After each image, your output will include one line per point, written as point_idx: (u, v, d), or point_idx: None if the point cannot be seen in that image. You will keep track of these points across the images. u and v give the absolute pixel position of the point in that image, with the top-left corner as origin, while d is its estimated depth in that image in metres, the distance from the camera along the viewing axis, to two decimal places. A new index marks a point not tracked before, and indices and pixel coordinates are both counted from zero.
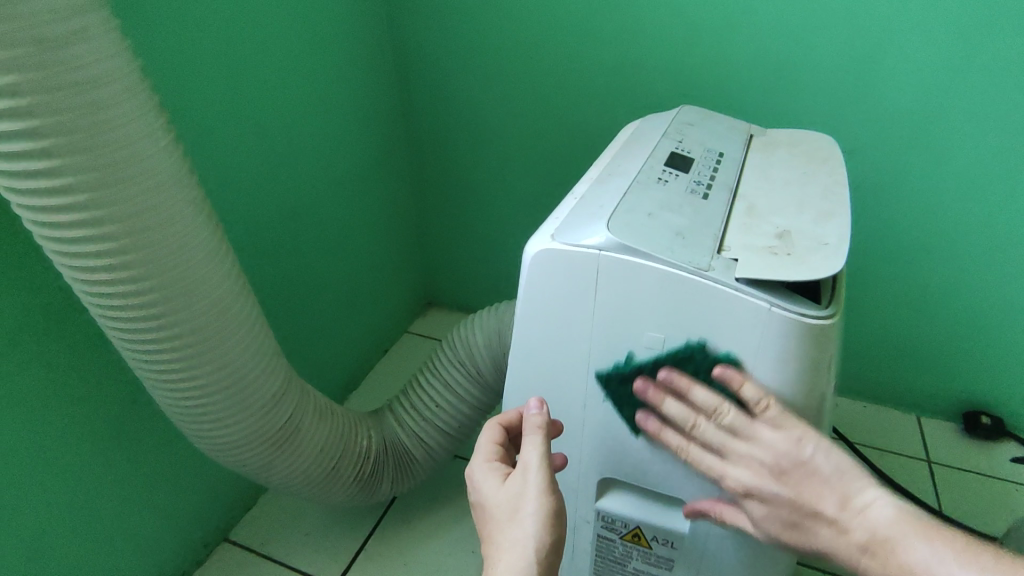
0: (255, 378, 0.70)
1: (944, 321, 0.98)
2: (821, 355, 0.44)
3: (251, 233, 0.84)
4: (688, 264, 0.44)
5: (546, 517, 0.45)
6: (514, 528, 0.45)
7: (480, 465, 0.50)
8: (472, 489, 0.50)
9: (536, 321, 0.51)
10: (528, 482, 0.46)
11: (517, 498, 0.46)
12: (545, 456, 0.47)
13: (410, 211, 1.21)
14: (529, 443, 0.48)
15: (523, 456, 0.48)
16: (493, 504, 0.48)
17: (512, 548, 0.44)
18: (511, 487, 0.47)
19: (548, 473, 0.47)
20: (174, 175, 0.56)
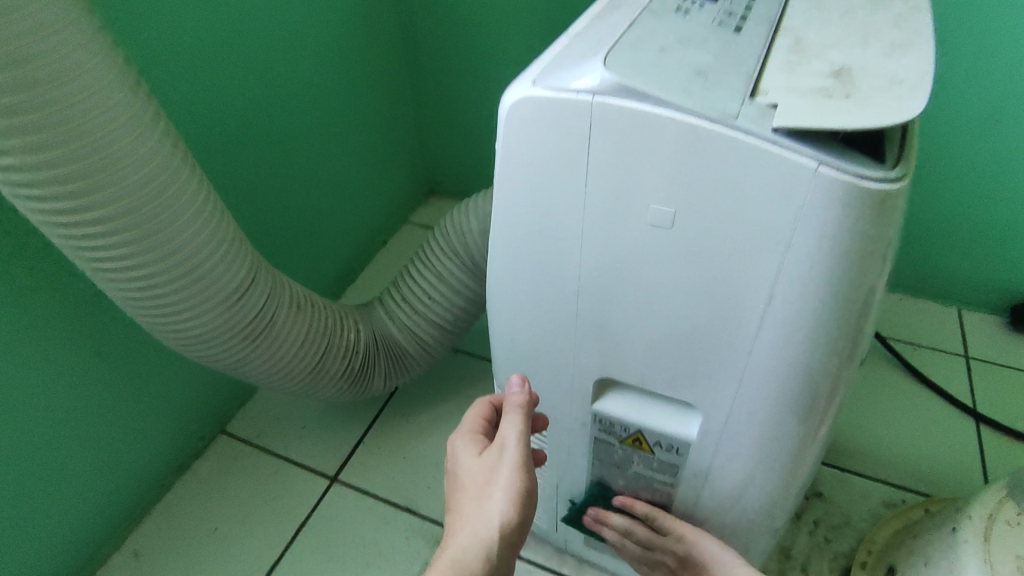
0: (215, 265, 0.62)
1: (1008, 202, 0.85)
2: (880, 226, 0.34)
3: (209, 102, 0.73)
4: (712, 111, 0.33)
5: (515, 496, 0.47)
6: (484, 501, 0.48)
7: (463, 433, 0.52)
8: (452, 454, 0.53)
9: (518, 195, 0.41)
10: (502, 461, 0.49)
11: (491, 474, 0.49)
12: (523, 437, 0.48)
13: (402, 84, 1.08)
14: (508, 422, 0.49)
15: (502, 433, 0.49)
16: (467, 473, 0.50)
17: (479, 520, 0.48)
18: (487, 461, 0.50)
19: (523, 453, 0.49)
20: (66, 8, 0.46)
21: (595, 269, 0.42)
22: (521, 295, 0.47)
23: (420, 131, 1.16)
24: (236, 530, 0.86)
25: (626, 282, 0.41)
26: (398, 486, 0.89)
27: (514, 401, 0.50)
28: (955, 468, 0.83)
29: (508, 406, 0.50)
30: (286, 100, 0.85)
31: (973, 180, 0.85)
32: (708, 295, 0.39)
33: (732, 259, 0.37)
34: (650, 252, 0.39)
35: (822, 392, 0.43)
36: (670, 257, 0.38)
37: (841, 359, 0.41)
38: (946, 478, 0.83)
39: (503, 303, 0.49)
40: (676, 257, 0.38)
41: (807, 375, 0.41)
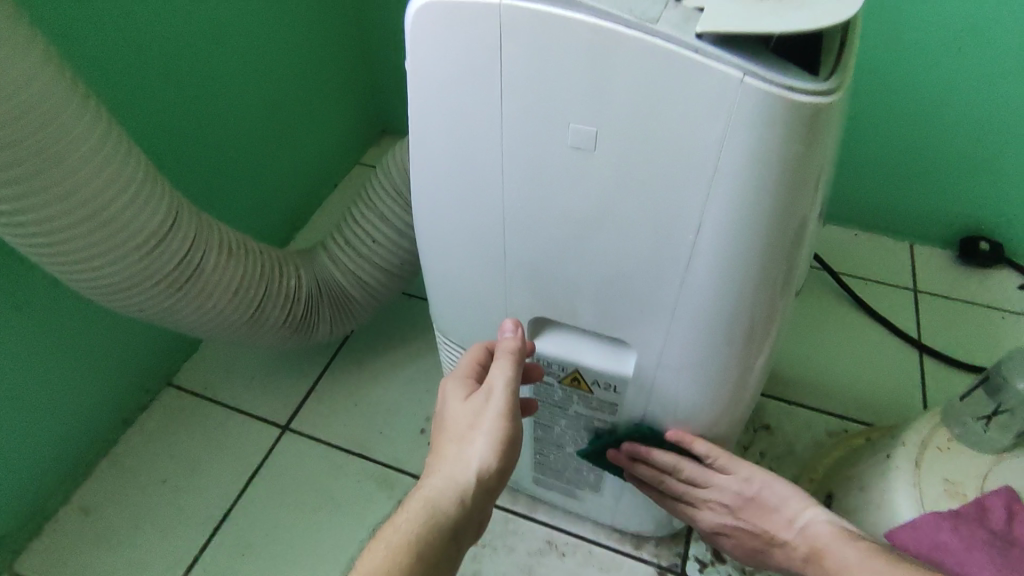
0: (125, 207, 0.58)
1: (961, 128, 0.85)
2: (812, 143, 0.31)
3: (121, 17, 0.66)
4: (629, 16, 0.30)
5: (498, 444, 0.44)
6: (464, 444, 0.45)
7: (451, 377, 0.49)
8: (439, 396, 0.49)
9: (432, 118, 0.38)
10: (486, 406, 0.45)
11: (474, 418, 0.45)
12: (512, 383, 0.45)
13: (346, 9, 1.01)
14: (497, 367, 0.46)
15: (490, 379, 0.45)
16: (449, 415, 0.47)
17: (457, 465, 0.44)
18: (472, 405, 0.46)
19: (512, 400, 0.45)
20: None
21: (519, 197, 0.39)
22: (447, 229, 0.44)
23: (366, 63, 1.09)
24: (185, 481, 0.83)
25: (551, 212, 0.39)
26: (349, 432, 0.88)
27: (505, 346, 0.46)
28: (899, 398, 0.85)
29: (499, 352, 0.46)
30: (214, 20, 0.77)
31: (928, 104, 0.84)
32: (637, 222, 0.37)
33: (659, 184, 0.34)
34: (573, 177, 0.36)
35: (758, 323, 0.41)
36: (594, 184, 0.36)
37: (776, 287, 0.39)
38: (889, 407, 0.84)
39: (431, 237, 0.46)
40: (600, 183, 0.35)
41: (743, 306, 0.40)
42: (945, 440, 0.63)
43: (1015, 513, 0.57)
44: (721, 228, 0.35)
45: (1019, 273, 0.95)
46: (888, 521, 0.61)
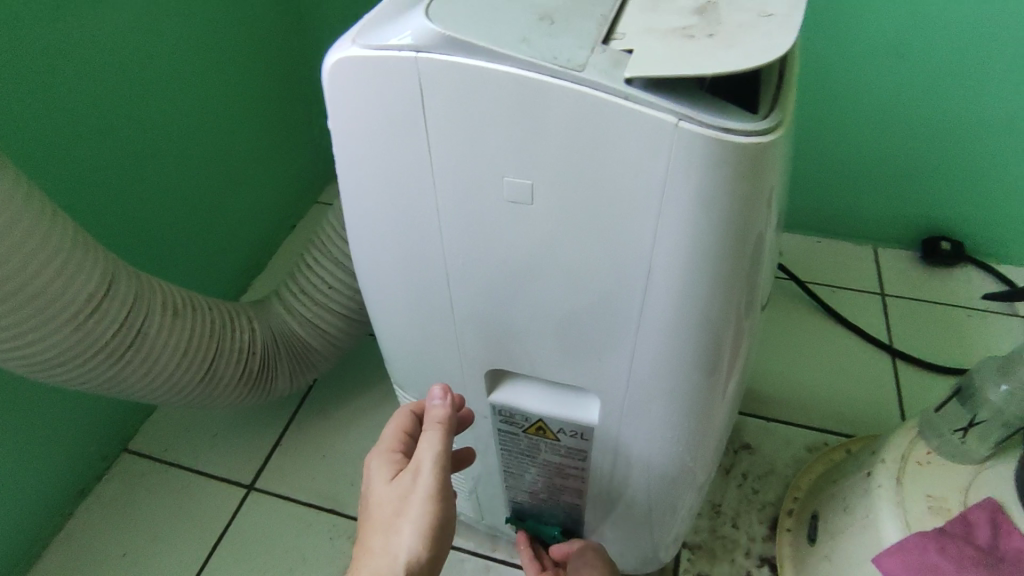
0: (50, 281, 0.54)
1: (909, 131, 0.86)
2: (757, 181, 0.30)
3: (40, 69, 0.63)
4: (552, 64, 0.28)
5: (427, 531, 0.41)
6: (391, 535, 0.42)
7: (378, 455, 0.46)
8: (366, 476, 0.47)
9: (361, 174, 0.35)
10: (415, 488, 0.43)
11: (401, 503, 0.43)
12: (440, 461, 0.42)
13: (291, 47, 0.99)
14: (426, 441, 0.43)
15: (419, 455, 0.43)
16: (376, 499, 0.44)
17: (383, 557, 0.42)
18: (399, 487, 0.43)
19: (442, 480, 0.42)
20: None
21: (460, 248, 0.37)
22: (391, 286, 0.42)
23: (317, 100, 1.06)
24: (145, 556, 0.78)
25: (495, 264, 0.36)
26: (318, 487, 0.84)
27: (434, 416, 0.44)
28: (875, 406, 0.84)
29: (429, 422, 0.44)
30: (145, 66, 0.75)
31: (874, 109, 0.85)
32: (585, 272, 0.35)
33: (599, 230, 0.32)
34: (512, 228, 0.34)
35: (723, 358, 0.39)
36: (535, 231, 0.34)
37: (737, 325, 0.38)
38: (867, 417, 0.84)
39: (375, 291, 0.44)
40: (541, 230, 0.33)
41: (705, 347, 0.38)
42: (923, 451, 0.61)
43: (1003, 525, 0.55)
44: (671, 272, 0.33)
45: (981, 271, 0.96)
46: (875, 543, 0.59)
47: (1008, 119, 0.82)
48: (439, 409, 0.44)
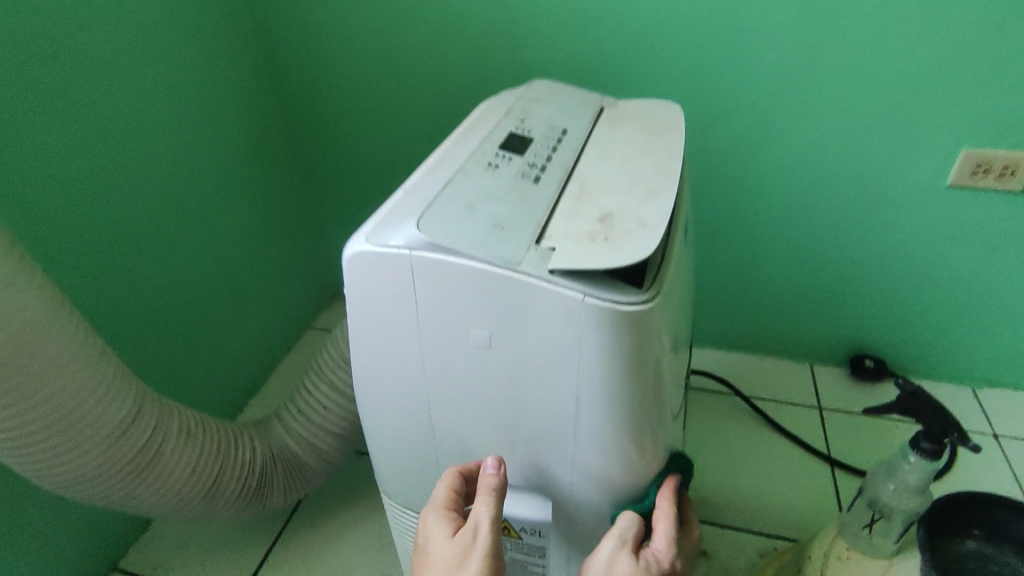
0: (92, 408, 0.64)
1: (822, 270, 1.02)
2: (646, 336, 0.43)
3: (97, 232, 0.77)
4: (499, 261, 0.41)
5: None
6: None
7: (433, 509, 0.50)
8: (420, 529, 0.50)
9: (366, 327, 0.48)
10: (473, 545, 0.47)
11: (460, 558, 0.46)
12: (496, 522, 0.47)
13: (298, 198, 1.15)
14: (482, 506, 0.48)
15: (476, 516, 0.47)
16: (435, 553, 0.48)
17: None
18: (457, 543, 0.47)
19: (495, 541, 0.47)
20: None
21: (438, 381, 0.48)
22: (384, 409, 0.53)
23: (318, 240, 1.22)
24: None
25: (461, 393, 0.49)
26: None
27: (488, 483, 0.49)
28: (816, 510, 0.94)
29: (484, 489, 0.49)
30: (178, 220, 0.89)
31: (791, 252, 1.01)
32: (530, 398, 0.47)
33: (535, 369, 0.45)
34: (476, 366, 0.46)
35: (645, 465, 0.50)
36: (491, 368, 0.46)
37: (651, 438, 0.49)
38: (809, 521, 0.92)
39: (370, 414, 0.55)
40: (495, 367, 0.46)
41: (627, 456, 0.49)
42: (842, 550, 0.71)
43: None
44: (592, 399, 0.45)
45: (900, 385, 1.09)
46: None
47: (899, 260, 0.98)
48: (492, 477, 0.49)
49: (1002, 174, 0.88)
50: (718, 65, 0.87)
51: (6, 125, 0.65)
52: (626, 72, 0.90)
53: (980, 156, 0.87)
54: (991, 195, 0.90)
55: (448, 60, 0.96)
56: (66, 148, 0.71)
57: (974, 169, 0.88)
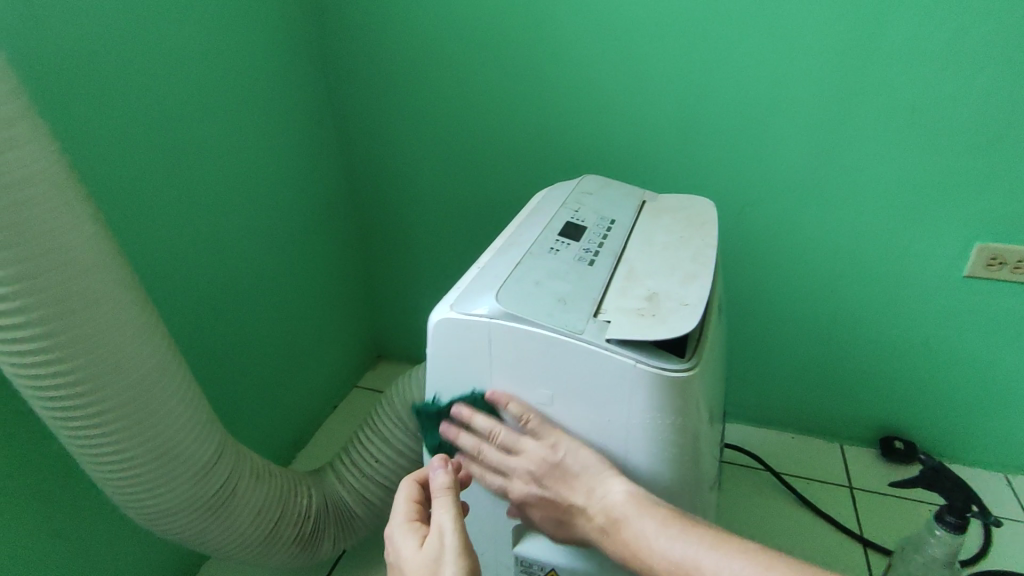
0: (187, 445, 0.71)
1: (852, 352, 1.06)
2: (687, 398, 0.50)
3: (191, 301, 0.85)
4: (565, 329, 0.50)
5: None
6: None
7: (399, 529, 0.53)
8: (392, 551, 0.52)
9: (444, 382, 0.56)
10: (443, 545, 0.49)
11: (433, 562, 0.48)
12: (457, 518, 0.50)
13: (355, 267, 1.25)
14: (439, 506, 0.51)
15: (436, 519, 0.50)
16: (409, 565, 0.50)
17: None
18: (428, 550, 0.49)
19: (463, 534, 0.49)
20: (82, 229, 0.57)
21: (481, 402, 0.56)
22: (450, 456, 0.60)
23: (370, 306, 1.31)
24: None
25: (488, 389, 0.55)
26: None
27: (440, 484, 0.52)
28: None
29: (437, 491, 0.52)
30: (257, 285, 0.98)
31: (822, 334, 1.06)
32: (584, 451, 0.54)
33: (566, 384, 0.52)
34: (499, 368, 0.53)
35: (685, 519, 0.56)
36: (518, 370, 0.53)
37: (689, 493, 0.55)
38: None
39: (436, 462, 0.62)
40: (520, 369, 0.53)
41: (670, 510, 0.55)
42: None
43: None
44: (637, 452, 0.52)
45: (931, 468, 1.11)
46: None
47: (929, 346, 1.02)
48: (442, 478, 0.53)
49: (1017, 266, 0.91)
50: (752, 163, 0.94)
51: (128, 205, 0.74)
52: (666, 168, 0.98)
53: (995, 250, 0.91)
54: (1009, 286, 0.94)
55: (497, 150, 1.05)
56: (175, 223, 0.81)
57: (989, 261, 0.92)
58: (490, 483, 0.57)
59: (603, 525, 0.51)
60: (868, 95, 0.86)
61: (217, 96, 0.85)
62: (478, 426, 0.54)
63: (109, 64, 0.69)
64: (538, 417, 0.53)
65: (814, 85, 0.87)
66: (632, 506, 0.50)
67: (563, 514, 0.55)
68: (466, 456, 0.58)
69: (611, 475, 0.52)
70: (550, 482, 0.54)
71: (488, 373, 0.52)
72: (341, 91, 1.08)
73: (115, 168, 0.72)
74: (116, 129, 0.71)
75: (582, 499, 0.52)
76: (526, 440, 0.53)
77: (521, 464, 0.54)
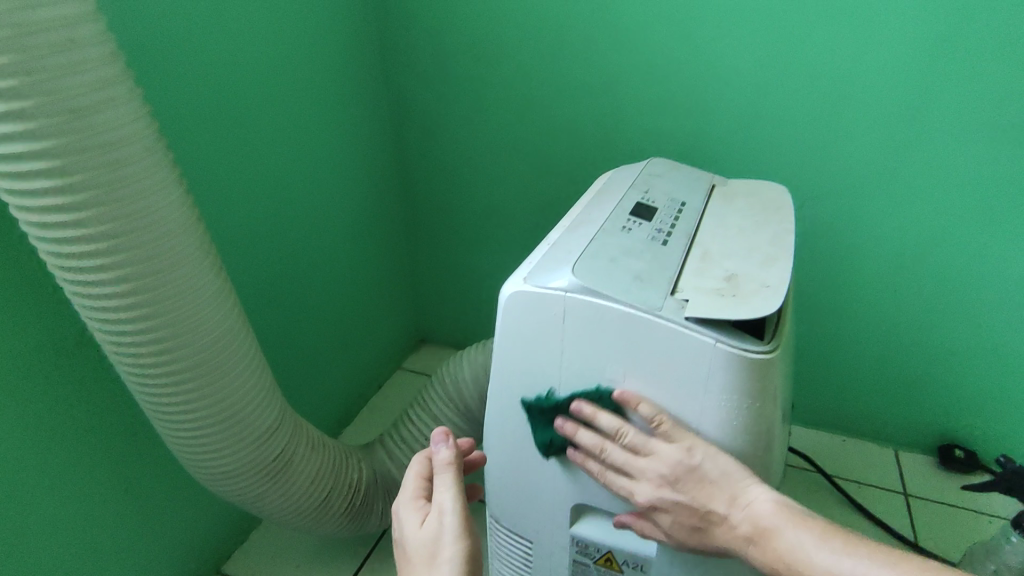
0: (252, 410, 0.73)
1: (918, 356, 1.02)
2: (765, 381, 0.49)
3: (251, 275, 0.86)
4: (643, 306, 0.49)
5: (463, 561, 0.46)
6: (432, 570, 0.46)
7: (404, 502, 0.52)
8: (394, 525, 0.52)
9: (513, 356, 0.56)
10: (444, 525, 0.48)
11: (435, 539, 0.48)
12: (459, 498, 0.50)
13: (405, 249, 1.25)
14: (441, 484, 0.51)
15: (440, 498, 0.50)
16: (411, 541, 0.49)
17: None
18: (429, 528, 0.49)
19: (464, 515, 0.49)
20: (170, 196, 0.59)
21: (545, 440, 0.58)
22: (512, 432, 0.60)
23: (417, 288, 1.31)
24: None
25: (544, 420, 0.57)
26: None
27: (442, 462, 0.52)
28: None
29: (439, 469, 0.52)
30: (312, 262, 0.98)
31: (886, 335, 1.02)
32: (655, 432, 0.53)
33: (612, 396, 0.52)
34: (561, 403, 0.55)
35: None
36: (574, 403, 0.54)
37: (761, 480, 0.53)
38: None
39: (498, 436, 0.62)
40: (578, 401, 0.54)
41: None
42: None
43: None
44: (659, 430, 0.51)
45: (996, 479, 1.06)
46: None
47: (1002, 353, 0.96)
48: (445, 456, 0.53)
49: None
50: (822, 155, 0.90)
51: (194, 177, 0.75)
52: (728, 158, 0.95)
53: None
54: None
55: (556, 134, 1.02)
56: (239, 197, 0.82)
57: None
58: (614, 485, 0.54)
59: (748, 536, 0.49)
60: (960, 86, 0.80)
61: (279, 70, 0.84)
62: (604, 425, 0.52)
63: (180, 34, 0.70)
64: (671, 421, 0.51)
65: (895, 72, 0.82)
66: (783, 517, 0.48)
67: (698, 518, 0.52)
68: (583, 451, 0.55)
69: (750, 479, 0.50)
70: (685, 487, 0.51)
71: (596, 415, 0.53)
72: (397, 71, 1.07)
73: (180, 139, 0.72)
74: (184, 99, 0.72)
75: (723, 507, 0.50)
76: (658, 442, 0.51)
77: (653, 466, 0.51)
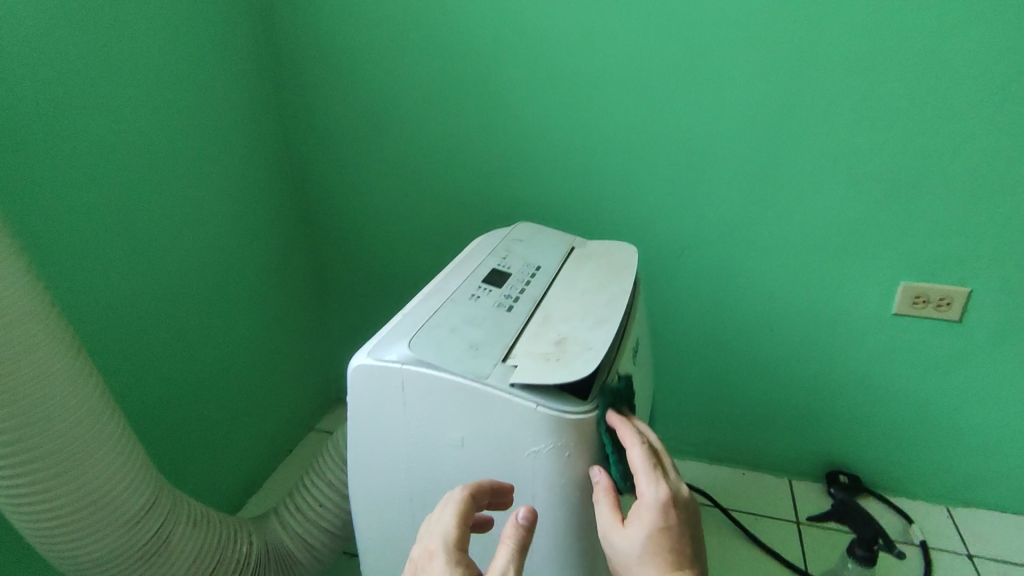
0: (120, 493, 0.71)
1: (795, 386, 1.10)
2: (586, 439, 0.52)
3: (137, 344, 0.87)
4: (472, 375, 0.52)
5: None
6: None
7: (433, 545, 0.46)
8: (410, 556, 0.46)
9: (362, 427, 0.58)
10: None
11: None
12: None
13: (314, 310, 1.27)
14: (501, 557, 0.45)
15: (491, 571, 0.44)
16: None
17: None
18: None
19: None
20: (16, 284, 0.59)
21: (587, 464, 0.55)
22: (373, 500, 0.61)
23: (329, 348, 1.32)
24: None
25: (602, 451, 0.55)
26: None
27: (511, 533, 0.46)
28: None
29: (508, 539, 0.45)
30: (207, 327, 0.99)
31: (765, 370, 1.10)
32: None
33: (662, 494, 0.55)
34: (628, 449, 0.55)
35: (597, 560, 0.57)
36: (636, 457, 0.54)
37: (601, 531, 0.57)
38: None
39: (360, 506, 0.63)
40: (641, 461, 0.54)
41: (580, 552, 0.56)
42: None
43: None
44: None
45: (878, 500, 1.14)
46: None
47: (863, 379, 1.06)
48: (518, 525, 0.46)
49: (940, 304, 0.97)
50: (687, 206, 0.99)
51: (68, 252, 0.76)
52: (608, 212, 1.03)
53: (920, 289, 0.96)
54: (936, 324, 0.99)
55: (455, 195, 1.09)
56: (122, 268, 0.84)
57: (914, 300, 0.97)
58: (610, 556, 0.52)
59: None
60: (792, 144, 0.92)
61: (170, 144, 0.88)
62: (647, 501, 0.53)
63: (56, 118, 0.73)
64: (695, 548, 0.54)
65: (736, 134, 0.93)
66: None
67: None
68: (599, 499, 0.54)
69: None
70: None
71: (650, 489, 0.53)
72: (300, 137, 1.12)
73: (54, 215, 0.74)
74: (71, 174, 0.75)
75: None
76: None
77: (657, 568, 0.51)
